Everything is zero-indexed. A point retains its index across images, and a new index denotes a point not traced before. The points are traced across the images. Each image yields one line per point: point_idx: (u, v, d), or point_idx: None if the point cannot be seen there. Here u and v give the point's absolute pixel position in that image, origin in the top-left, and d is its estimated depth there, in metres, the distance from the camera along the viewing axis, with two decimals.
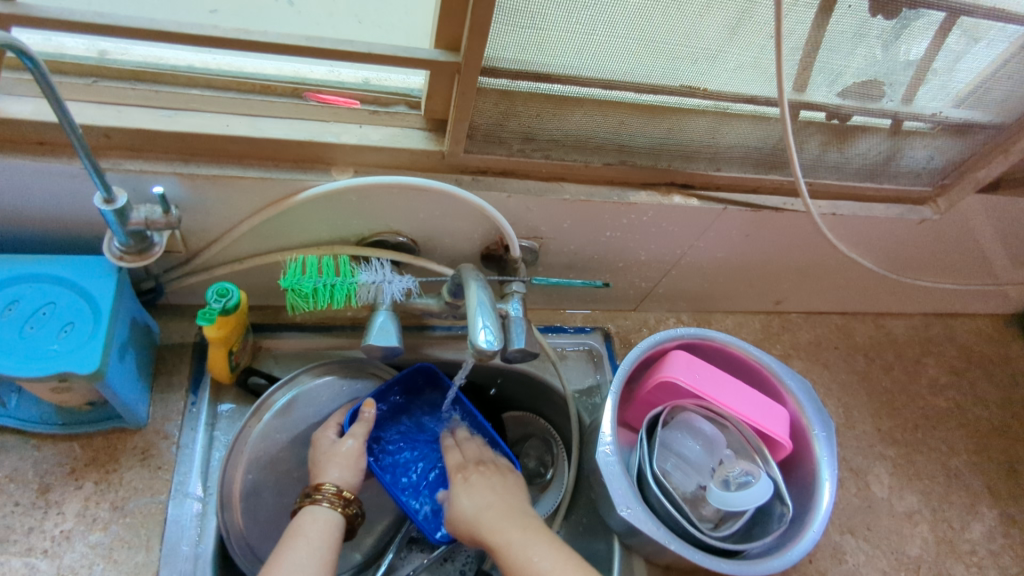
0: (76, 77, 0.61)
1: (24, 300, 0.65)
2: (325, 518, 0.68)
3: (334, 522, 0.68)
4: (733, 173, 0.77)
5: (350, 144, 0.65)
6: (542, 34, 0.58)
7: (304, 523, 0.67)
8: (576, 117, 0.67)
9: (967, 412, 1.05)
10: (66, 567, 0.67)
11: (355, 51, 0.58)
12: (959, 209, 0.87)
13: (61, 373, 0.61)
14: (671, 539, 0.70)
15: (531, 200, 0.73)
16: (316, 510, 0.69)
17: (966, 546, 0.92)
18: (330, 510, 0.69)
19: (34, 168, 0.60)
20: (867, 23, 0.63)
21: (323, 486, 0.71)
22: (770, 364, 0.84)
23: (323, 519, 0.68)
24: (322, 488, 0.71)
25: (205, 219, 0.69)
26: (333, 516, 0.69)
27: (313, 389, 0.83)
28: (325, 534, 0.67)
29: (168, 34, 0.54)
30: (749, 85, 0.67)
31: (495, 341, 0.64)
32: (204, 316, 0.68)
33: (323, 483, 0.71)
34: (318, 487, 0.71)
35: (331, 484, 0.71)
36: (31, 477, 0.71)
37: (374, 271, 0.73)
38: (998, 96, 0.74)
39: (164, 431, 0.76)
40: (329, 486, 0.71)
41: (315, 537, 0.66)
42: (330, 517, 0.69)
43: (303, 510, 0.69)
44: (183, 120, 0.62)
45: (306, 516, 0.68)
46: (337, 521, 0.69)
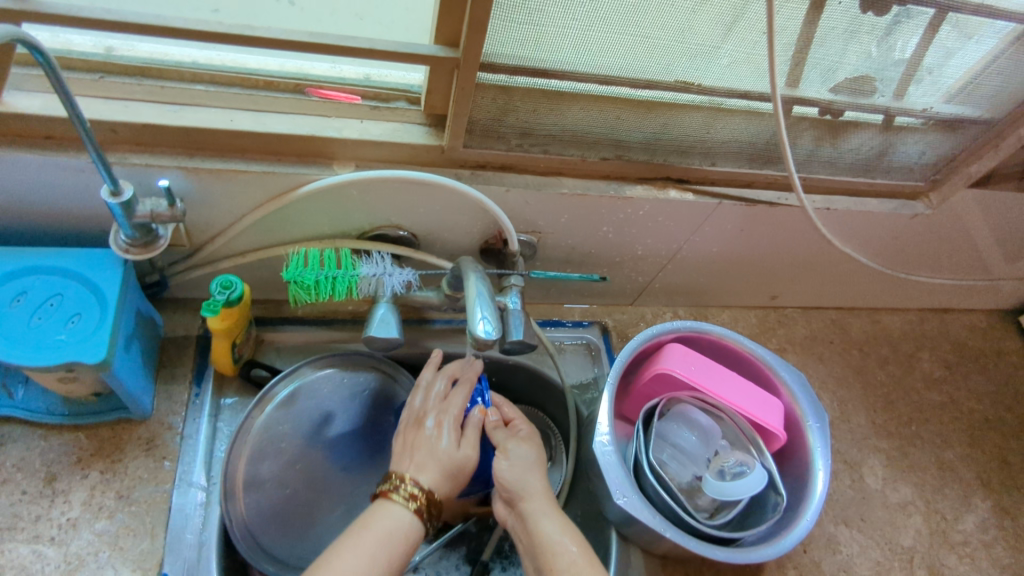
0: (83, 73, 0.63)
1: (32, 292, 0.66)
2: (399, 520, 0.64)
3: (403, 525, 0.64)
4: (729, 167, 0.78)
5: (351, 139, 0.66)
6: (539, 30, 0.60)
7: (374, 516, 0.64)
8: (573, 112, 0.69)
9: (960, 406, 1.06)
10: (73, 554, 0.68)
11: (356, 47, 0.59)
12: (951, 204, 0.89)
13: (69, 362, 0.62)
14: (666, 526, 0.72)
15: (529, 195, 0.74)
16: (388, 504, 0.65)
17: (959, 537, 0.93)
18: (401, 507, 0.64)
19: (41, 161, 0.61)
20: (858, 20, 0.64)
21: (407, 480, 0.67)
22: (765, 357, 0.85)
23: (394, 516, 0.64)
24: (404, 480, 0.67)
25: (209, 213, 0.71)
26: (403, 516, 0.64)
27: (313, 380, 0.84)
28: (389, 534, 0.62)
29: (174, 30, 0.55)
30: (742, 81, 0.68)
31: (493, 331, 0.65)
32: (209, 307, 0.70)
33: (405, 477, 0.67)
34: (400, 480, 0.67)
35: (411, 483, 0.66)
36: (38, 466, 0.72)
37: (375, 264, 0.75)
38: (988, 91, 0.75)
39: (169, 422, 0.77)
40: (410, 484, 0.66)
41: (377, 534, 0.62)
42: (403, 519, 0.64)
43: (380, 500, 0.65)
44: (188, 114, 0.63)
45: (380, 508, 0.64)
46: (406, 522, 0.64)
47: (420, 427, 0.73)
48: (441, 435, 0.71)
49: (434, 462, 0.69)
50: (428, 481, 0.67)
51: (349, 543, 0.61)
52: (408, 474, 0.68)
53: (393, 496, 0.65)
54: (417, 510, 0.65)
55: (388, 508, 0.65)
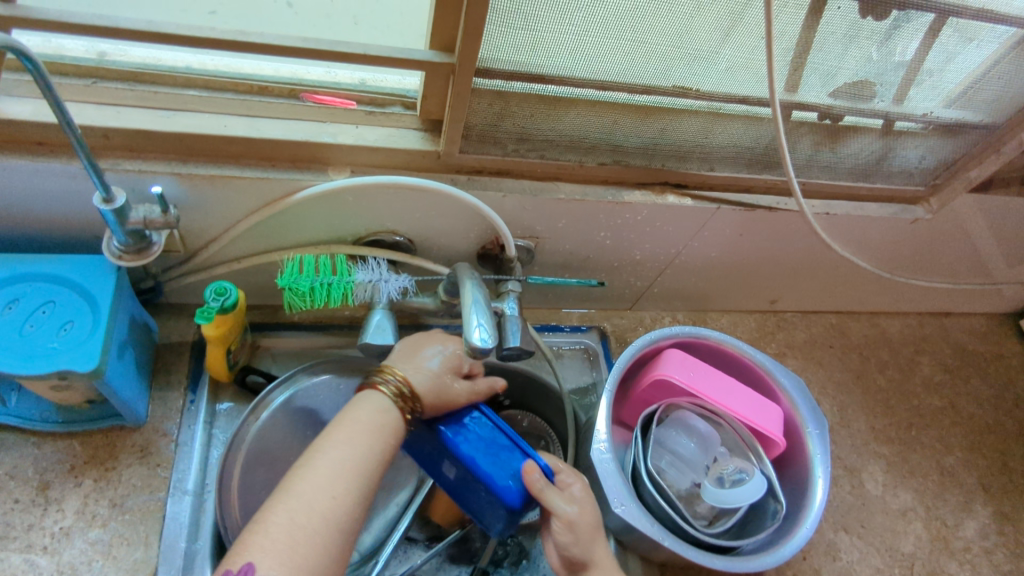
0: (75, 78, 0.62)
1: (24, 299, 0.65)
2: (383, 408, 0.62)
3: (386, 412, 0.63)
4: (727, 173, 0.78)
5: (346, 144, 0.66)
6: (536, 35, 0.59)
7: (360, 406, 0.62)
8: (570, 117, 0.68)
9: (961, 410, 1.05)
10: (66, 563, 0.68)
11: (350, 52, 0.58)
12: (952, 208, 0.88)
13: (60, 370, 0.61)
14: (664, 536, 0.71)
15: (526, 200, 0.74)
16: (375, 394, 0.64)
17: (960, 543, 0.93)
18: (386, 396, 0.64)
19: (33, 168, 0.60)
20: (857, 24, 0.64)
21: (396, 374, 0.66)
22: (764, 363, 0.84)
23: (377, 403, 0.63)
24: (391, 374, 0.66)
25: (203, 219, 0.70)
26: (387, 404, 0.63)
27: (312, 387, 0.83)
28: (371, 420, 0.61)
29: (165, 36, 0.55)
30: (741, 85, 0.68)
31: (489, 339, 0.64)
32: (203, 314, 0.69)
33: (394, 369, 0.66)
34: (389, 372, 0.66)
35: (398, 376, 0.65)
36: (31, 474, 0.71)
37: (371, 270, 0.74)
38: (989, 96, 0.74)
39: (163, 429, 0.76)
40: (397, 376, 0.65)
41: (362, 421, 0.61)
42: (387, 408, 0.63)
43: (366, 389, 0.64)
44: (181, 120, 0.63)
45: (364, 399, 0.63)
46: (389, 409, 0.63)
47: (420, 349, 0.70)
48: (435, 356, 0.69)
49: (425, 370, 0.67)
50: (414, 378, 0.66)
51: (339, 433, 0.59)
52: (396, 367, 0.67)
53: (381, 389, 0.64)
54: (402, 404, 0.64)
55: (375, 398, 0.63)
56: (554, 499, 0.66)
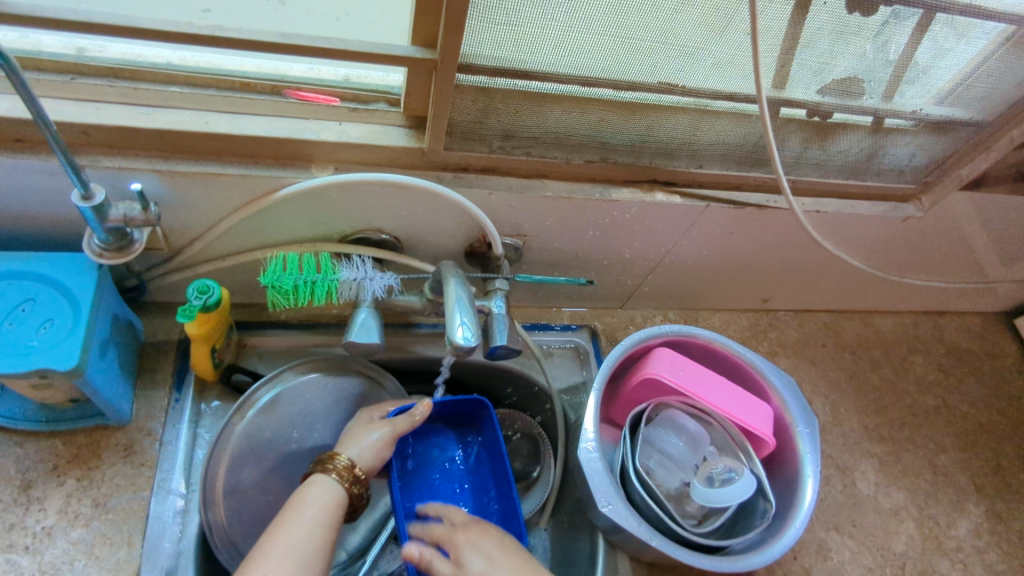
0: (53, 74, 0.61)
1: (4, 297, 0.65)
2: (331, 491, 0.67)
3: (339, 496, 0.67)
4: (717, 170, 0.77)
5: (329, 141, 0.65)
6: (518, 31, 0.59)
7: (309, 492, 0.66)
8: (556, 114, 0.68)
9: (954, 410, 1.05)
10: (47, 563, 0.67)
11: (331, 48, 0.58)
12: (944, 206, 0.87)
13: (40, 369, 0.61)
14: (651, 535, 0.71)
15: (513, 197, 0.73)
16: (324, 480, 0.68)
17: (952, 543, 0.92)
18: (336, 482, 0.68)
19: (11, 164, 0.60)
20: (845, 20, 0.63)
21: (342, 458, 0.70)
22: (754, 361, 0.84)
23: (329, 491, 0.67)
24: (339, 458, 0.70)
25: (186, 217, 0.70)
26: (337, 490, 0.67)
27: (297, 386, 0.83)
28: (326, 505, 0.66)
29: (142, 31, 0.54)
30: (728, 81, 0.67)
31: (472, 338, 0.64)
32: (184, 313, 0.68)
33: (339, 455, 0.70)
34: (336, 457, 0.70)
35: (346, 458, 0.70)
36: (13, 473, 0.71)
37: (356, 268, 0.73)
38: (980, 92, 0.74)
39: (147, 428, 0.76)
40: (343, 459, 0.70)
41: (315, 506, 0.65)
42: (336, 490, 0.67)
43: (312, 476, 0.68)
44: (161, 116, 0.62)
45: (313, 484, 0.67)
46: (340, 496, 0.67)
47: (364, 428, 0.75)
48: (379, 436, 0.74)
49: (367, 446, 0.73)
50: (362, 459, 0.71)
51: (294, 510, 0.64)
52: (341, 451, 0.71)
53: (329, 473, 0.69)
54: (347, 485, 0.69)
55: (322, 481, 0.68)
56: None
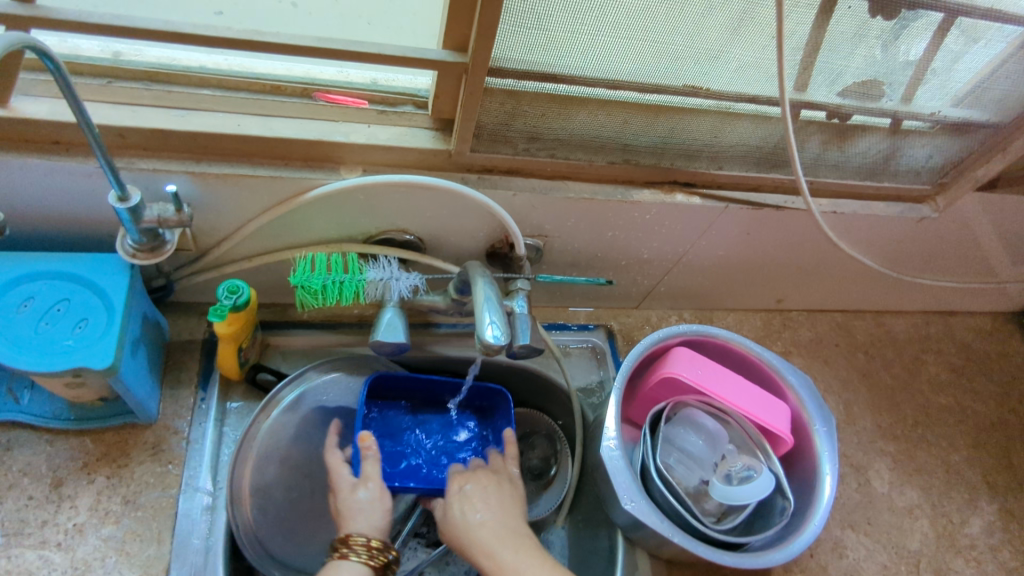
0: (90, 78, 0.63)
1: (39, 297, 0.66)
2: (352, 574, 0.65)
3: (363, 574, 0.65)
4: (736, 171, 0.78)
5: (358, 143, 0.66)
6: (548, 35, 0.60)
7: None
8: (581, 117, 0.69)
9: (966, 409, 1.06)
10: (80, 560, 0.68)
11: (365, 52, 0.59)
12: (958, 207, 0.88)
13: (77, 368, 0.62)
14: (673, 532, 0.72)
15: (536, 199, 0.74)
16: (344, 564, 0.66)
17: (965, 540, 0.93)
18: (359, 563, 0.66)
19: (48, 167, 0.61)
20: (866, 24, 0.64)
21: (357, 539, 0.68)
22: (772, 361, 0.85)
23: (352, 573, 0.65)
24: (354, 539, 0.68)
25: (215, 218, 0.71)
26: (362, 570, 0.66)
27: (320, 385, 0.84)
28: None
29: (182, 35, 0.55)
30: (750, 85, 0.68)
31: (502, 336, 0.65)
32: (216, 313, 0.70)
33: (351, 536, 0.68)
34: (349, 540, 0.68)
35: (360, 535, 0.68)
36: (44, 471, 0.72)
37: (382, 269, 0.75)
38: (997, 95, 0.75)
39: (174, 426, 0.77)
40: (357, 538, 0.68)
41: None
42: (358, 571, 0.65)
43: (334, 565, 0.66)
44: (195, 119, 0.63)
45: (331, 571, 0.65)
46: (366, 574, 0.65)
47: (347, 494, 0.73)
48: (367, 497, 0.73)
49: (369, 514, 0.71)
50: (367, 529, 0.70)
51: None
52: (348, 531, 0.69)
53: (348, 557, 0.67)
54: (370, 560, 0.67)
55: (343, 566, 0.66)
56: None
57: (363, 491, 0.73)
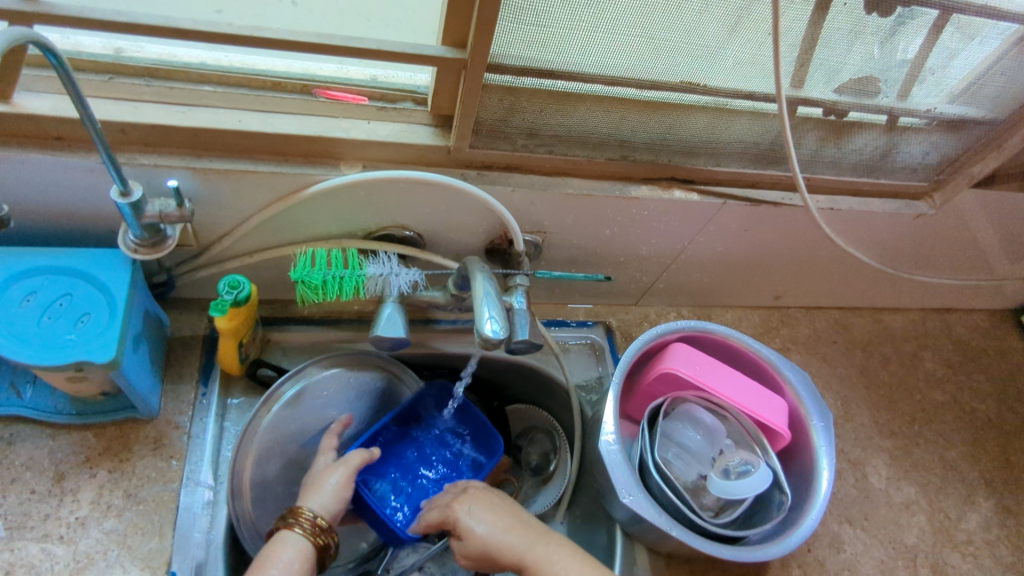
0: (92, 74, 0.63)
1: (41, 292, 0.66)
2: (297, 546, 0.64)
3: (305, 550, 0.64)
4: (733, 167, 0.78)
5: (359, 139, 0.67)
6: (546, 32, 0.60)
7: (275, 547, 0.64)
8: (579, 113, 0.69)
9: (963, 405, 1.06)
10: (82, 553, 0.69)
11: (365, 48, 0.59)
12: (955, 204, 0.89)
13: (79, 362, 0.62)
14: (672, 525, 0.72)
15: (534, 195, 0.74)
16: (289, 536, 0.65)
17: (962, 536, 0.94)
18: (302, 537, 0.65)
19: (51, 162, 0.61)
20: (863, 21, 0.65)
21: (307, 513, 0.67)
22: (769, 356, 0.85)
23: (294, 547, 0.64)
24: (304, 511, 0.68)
25: (216, 214, 0.71)
26: (305, 545, 0.65)
27: (321, 380, 0.84)
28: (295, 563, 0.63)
29: (183, 31, 0.56)
30: (747, 81, 0.69)
31: (500, 331, 0.65)
32: (216, 307, 0.70)
33: (302, 508, 0.68)
34: (297, 512, 0.67)
35: (310, 510, 0.68)
36: (46, 465, 0.72)
37: (382, 264, 0.75)
38: (992, 92, 0.75)
39: (175, 421, 0.77)
40: (308, 512, 0.67)
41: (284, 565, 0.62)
42: (301, 544, 0.65)
43: (278, 534, 0.65)
44: (197, 115, 0.64)
45: (277, 539, 0.65)
46: (306, 550, 0.64)
47: (322, 472, 0.73)
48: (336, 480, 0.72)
49: (326, 495, 0.71)
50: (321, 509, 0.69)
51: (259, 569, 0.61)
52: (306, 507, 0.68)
53: (296, 528, 0.66)
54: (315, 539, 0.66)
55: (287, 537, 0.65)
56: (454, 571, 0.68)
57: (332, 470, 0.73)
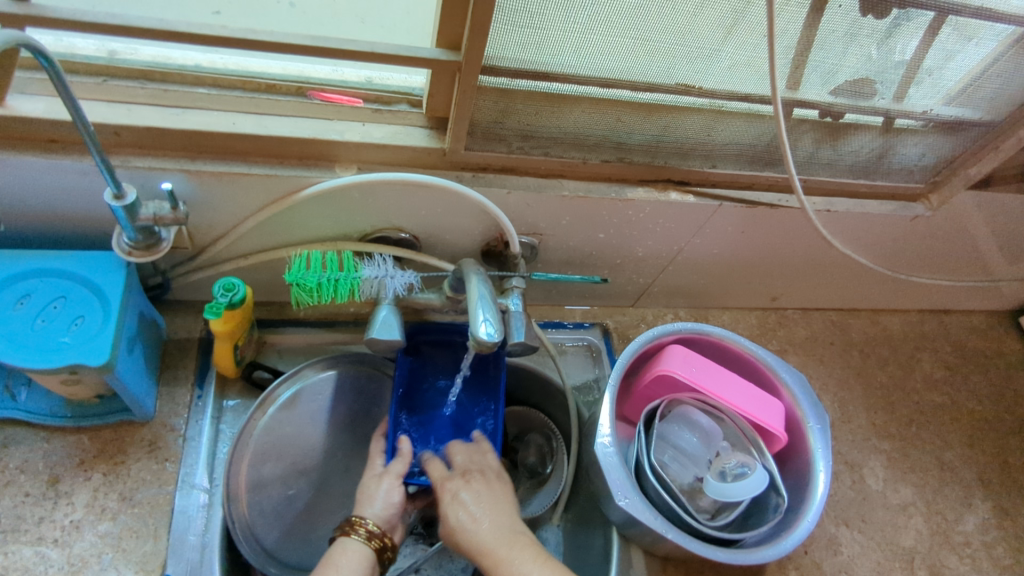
0: (86, 76, 0.63)
1: (36, 294, 0.66)
2: (357, 553, 0.67)
3: (364, 556, 0.67)
4: (729, 170, 0.78)
5: (353, 142, 0.66)
6: (541, 33, 0.60)
7: (337, 557, 0.67)
8: (575, 115, 0.69)
9: (961, 407, 1.06)
10: (76, 556, 0.69)
11: (359, 50, 0.59)
12: (952, 205, 0.89)
13: (72, 365, 0.62)
14: (667, 528, 0.72)
15: (530, 197, 0.74)
16: (348, 543, 0.68)
17: (960, 538, 0.93)
18: (360, 543, 0.68)
19: (44, 164, 0.61)
20: (858, 22, 0.65)
21: (363, 520, 0.70)
22: (766, 358, 0.85)
23: (354, 554, 0.67)
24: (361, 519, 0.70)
25: (210, 216, 0.71)
26: (363, 552, 0.67)
27: (317, 383, 0.84)
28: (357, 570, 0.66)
29: (176, 33, 0.55)
30: (742, 83, 0.68)
31: (495, 334, 0.65)
32: (211, 310, 0.70)
33: (358, 516, 0.70)
34: (353, 523, 0.70)
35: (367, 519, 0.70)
36: (41, 468, 0.72)
37: (377, 267, 0.75)
38: (989, 93, 0.75)
39: (170, 424, 0.77)
40: (363, 521, 0.70)
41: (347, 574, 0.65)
42: (361, 552, 0.68)
43: (339, 542, 0.68)
44: (191, 117, 0.63)
45: (337, 547, 0.68)
46: (366, 557, 0.67)
47: (373, 483, 0.74)
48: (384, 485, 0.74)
49: (378, 503, 0.72)
50: (378, 517, 0.71)
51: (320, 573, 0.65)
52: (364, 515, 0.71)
53: (354, 536, 0.69)
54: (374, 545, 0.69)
55: (347, 545, 0.68)
56: None
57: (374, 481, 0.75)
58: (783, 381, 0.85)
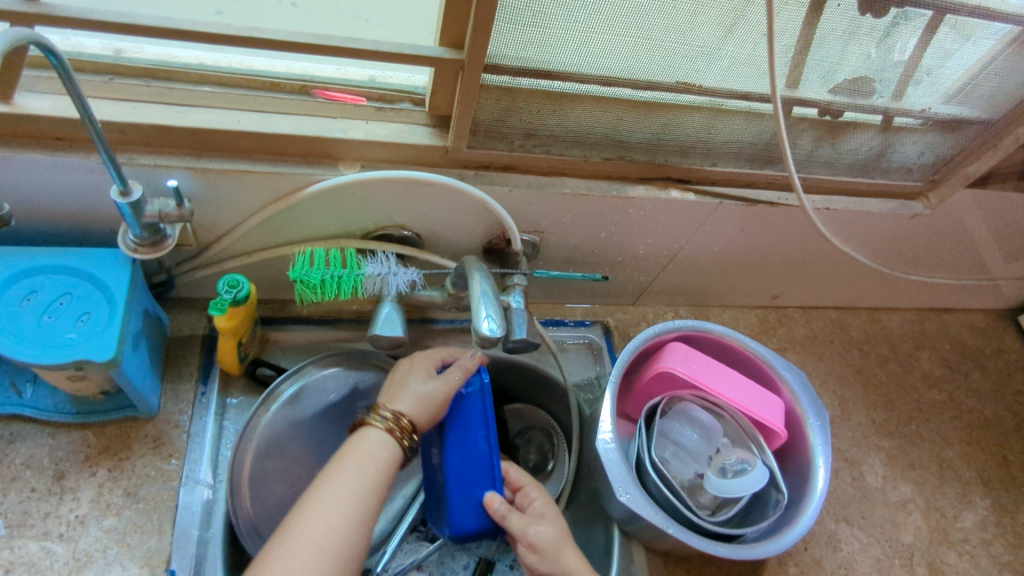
0: (92, 75, 0.64)
1: (42, 291, 0.66)
2: (381, 441, 0.66)
3: (386, 446, 0.66)
4: (729, 168, 0.79)
5: (357, 139, 0.67)
6: (543, 32, 0.61)
7: (360, 443, 0.65)
8: (577, 113, 0.70)
9: (960, 405, 1.07)
10: (82, 551, 0.69)
11: (363, 49, 0.60)
12: (950, 203, 0.89)
13: (78, 360, 0.63)
14: (668, 523, 0.72)
15: (532, 195, 0.75)
16: (373, 432, 0.67)
17: (959, 534, 0.94)
18: (383, 432, 0.67)
19: (51, 162, 0.62)
20: (857, 21, 0.65)
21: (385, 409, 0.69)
22: (766, 355, 0.85)
23: (375, 443, 0.66)
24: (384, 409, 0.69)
25: (214, 213, 0.72)
26: (387, 441, 0.66)
27: (319, 378, 0.84)
28: (378, 458, 0.64)
29: (182, 32, 0.56)
30: (741, 82, 0.69)
31: (497, 329, 0.66)
32: (215, 306, 0.71)
33: (382, 407, 0.69)
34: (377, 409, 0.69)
35: (390, 409, 0.69)
36: (46, 464, 0.73)
37: (380, 263, 0.75)
38: (986, 92, 0.76)
39: (174, 420, 0.78)
40: (387, 411, 0.69)
41: (367, 459, 0.64)
42: (383, 441, 0.66)
43: (362, 428, 0.67)
44: (195, 115, 0.64)
45: (361, 436, 0.66)
46: (389, 445, 0.66)
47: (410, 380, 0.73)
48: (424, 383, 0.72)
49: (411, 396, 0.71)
50: (408, 410, 0.70)
51: (341, 463, 0.63)
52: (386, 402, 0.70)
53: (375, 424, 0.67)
54: (398, 437, 0.67)
55: (369, 432, 0.67)
56: (519, 525, 0.70)
57: (405, 372, 0.74)
58: (783, 379, 0.85)
